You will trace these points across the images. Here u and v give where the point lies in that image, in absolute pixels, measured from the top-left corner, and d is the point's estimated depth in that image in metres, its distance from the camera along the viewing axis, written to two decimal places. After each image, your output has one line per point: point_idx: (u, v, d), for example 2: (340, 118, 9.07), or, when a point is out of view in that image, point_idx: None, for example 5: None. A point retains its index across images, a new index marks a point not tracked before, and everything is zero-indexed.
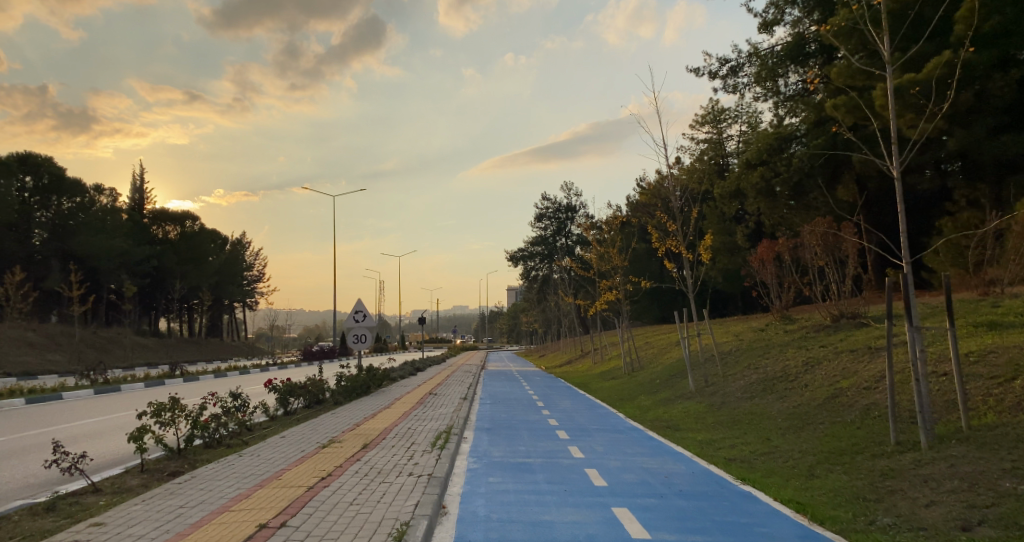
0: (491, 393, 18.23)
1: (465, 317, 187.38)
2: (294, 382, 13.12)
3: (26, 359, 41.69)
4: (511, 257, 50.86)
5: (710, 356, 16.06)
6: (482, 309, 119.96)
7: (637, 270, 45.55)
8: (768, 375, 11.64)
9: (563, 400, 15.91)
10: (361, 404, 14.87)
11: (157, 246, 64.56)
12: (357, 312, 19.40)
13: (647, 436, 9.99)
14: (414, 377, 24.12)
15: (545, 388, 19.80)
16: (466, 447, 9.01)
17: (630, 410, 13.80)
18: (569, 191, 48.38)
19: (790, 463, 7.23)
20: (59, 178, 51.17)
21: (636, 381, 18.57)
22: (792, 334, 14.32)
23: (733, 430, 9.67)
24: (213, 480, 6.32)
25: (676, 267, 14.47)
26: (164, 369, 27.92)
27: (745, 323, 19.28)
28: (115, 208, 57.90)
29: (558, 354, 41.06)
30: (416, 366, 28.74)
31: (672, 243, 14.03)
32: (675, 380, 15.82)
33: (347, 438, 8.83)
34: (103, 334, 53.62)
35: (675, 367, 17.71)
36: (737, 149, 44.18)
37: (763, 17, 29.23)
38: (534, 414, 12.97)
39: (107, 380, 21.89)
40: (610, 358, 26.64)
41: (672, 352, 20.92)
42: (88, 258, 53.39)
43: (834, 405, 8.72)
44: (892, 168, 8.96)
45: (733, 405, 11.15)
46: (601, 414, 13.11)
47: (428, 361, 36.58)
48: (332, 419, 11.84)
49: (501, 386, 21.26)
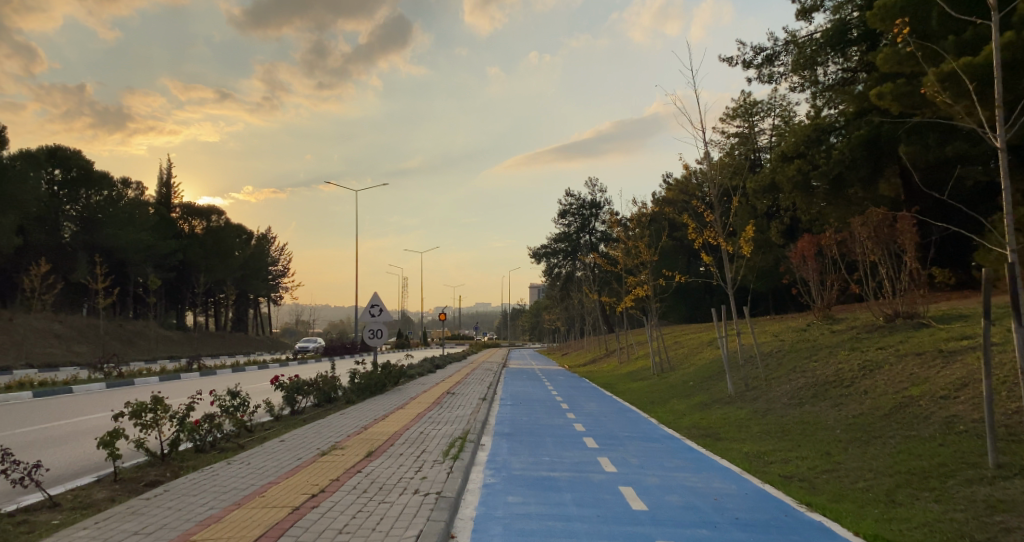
0: (512, 393, 17.31)
1: (488, 314, 186.61)
2: (301, 379, 12.27)
3: (51, 350, 41.84)
4: (534, 253, 49.93)
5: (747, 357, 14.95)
6: (504, 307, 119.17)
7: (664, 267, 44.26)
8: (818, 380, 10.51)
9: (589, 402, 14.92)
10: (374, 403, 14.06)
11: (183, 240, 64.80)
12: (373, 306, 18.60)
13: (685, 447, 8.95)
14: (433, 375, 23.28)
15: (568, 389, 18.83)
16: (482, 457, 8.06)
17: (661, 415, 12.76)
18: (593, 186, 47.24)
19: (861, 485, 6.16)
20: (87, 171, 51.43)
21: (666, 383, 17.48)
22: (841, 335, 13.17)
23: (783, 441, 8.62)
24: (187, 495, 5.44)
25: (714, 262, 13.35)
26: (180, 363, 27.43)
27: (784, 322, 18.09)
28: (142, 201, 58.19)
29: (582, 353, 40.01)
30: (435, 363, 27.92)
31: (711, 235, 12.90)
32: (709, 383, 14.75)
33: (351, 444, 7.93)
34: (128, 326, 53.85)
35: (709, 369, 16.61)
36: (770, 143, 42.78)
37: (802, 3, 27.78)
38: (559, 418, 11.98)
39: (120, 374, 21.40)
40: (637, 357, 25.55)
41: (704, 352, 19.78)
42: (115, 251, 53.66)
43: (905, 416, 7.60)
44: (993, 138, 7.56)
45: (780, 413, 10.07)
46: (632, 418, 12.09)
47: (449, 357, 35.75)
48: (342, 420, 11.01)
49: (522, 385, 20.33)
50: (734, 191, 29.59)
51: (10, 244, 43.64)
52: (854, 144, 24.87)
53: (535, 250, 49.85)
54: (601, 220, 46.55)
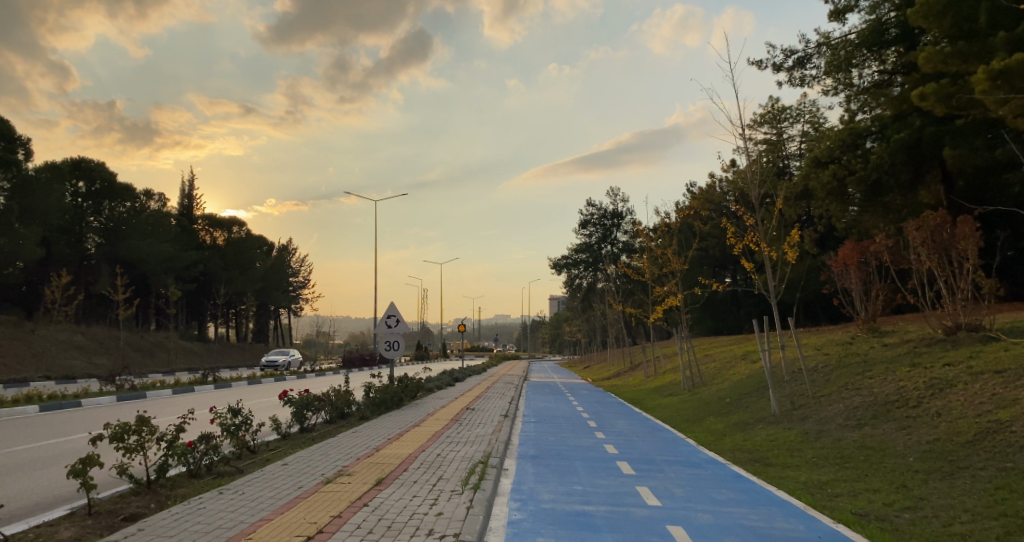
0: (535, 409, 16.45)
1: (507, 326, 185.64)
2: (311, 393, 11.50)
3: (72, 362, 41.74)
4: (554, 264, 49.06)
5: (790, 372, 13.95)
6: (524, 318, 118.34)
7: (688, 278, 43.04)
8: (877, 401, 9.53)
9: (619, 420, 14.01)
10: (388, 419, 13.27)
11: (205, 251, 64.90)
12: (389, 317, 17.85)
13: (733, 474, 8.03)
14: (452, 388, 22.51)
15: (594, 404, 17.92)
16: (506, 485, 7.19)
17: (700, 436, 11.77)
18: (615, 196, 46.31)
19: (954, 529, 5.22)
20: (110, 183, 51.55)
21: (699, 400, 16.45)
22: (896, 349, 12.16)
23: (846, 470, 7.64)
24: (164, 536, 4.66)
25: (756, 271, 12.36)
26: (196, 376, 26.90)
27: (825, 335, 17.02)
28: (164, 213, 58.35)
29: (604, 366, 38.99)
30: (455, 376, 27.07)
31: (754, 240, 11.95)
32: (748, 400, 13.80)
33: (360, 469, 7.13)
34: (149, 337, 53.81)
35: (746, 384, 15.64)
36: (799, 149, 41.68)
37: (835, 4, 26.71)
38: (588, 439, 11.08)
39: (132, 386, 20.88)
40: (665, 371, 24.55)
41: (740, 367, 18.70)
42: (137, 262, 53.75)
43: (993, 445, 6.62)
44: None
45: (835, 437, 9.11)
46: (666, 440, 11.15)
47: (469, 370, 34.93)
48: (352, 438, 10.21)
49: (545, 400, 19.45)
50: (765, 199, 28.50)
51: (33, 256, 43.75)
52: (891, 148, 23.69)
53: (556, 261, 48.91)
54: (623, 231, 45.45)
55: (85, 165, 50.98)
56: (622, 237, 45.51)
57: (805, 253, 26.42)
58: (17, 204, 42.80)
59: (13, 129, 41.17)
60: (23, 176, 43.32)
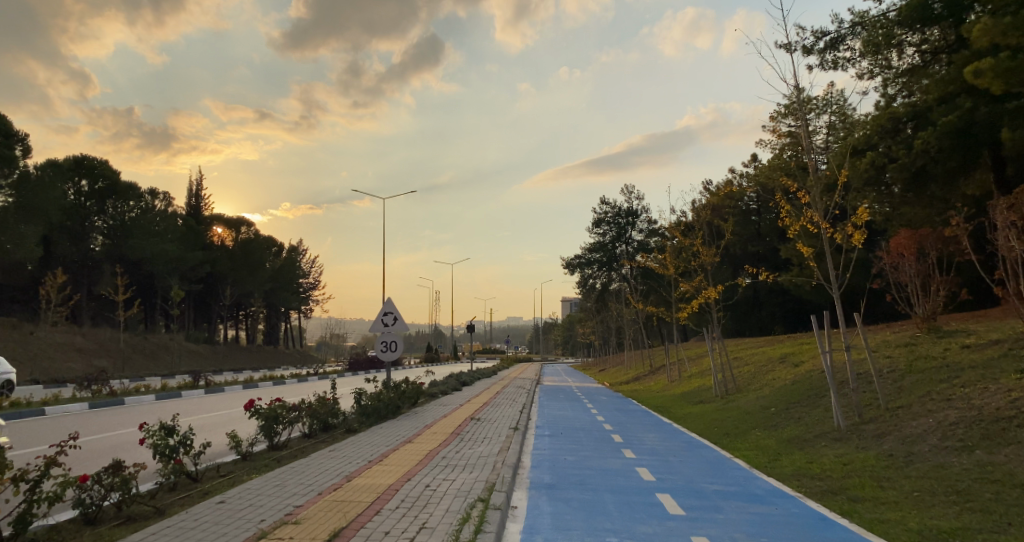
0: (550, 418, 14.63)
1: (519, 327, 183.74)
2: (283, 404, 9.65)
3: (71, 364, 40.17)
4: (567, 263, 47.11)
5: (848, 379, 11.99)
6: (537, 321, 116.80)
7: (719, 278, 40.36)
8: (985, 421, 7.58)
9: (650, 435, 12.11)
10: (378, 431, 11.43)
11: (212, 252, 63.54)
12: (386, 314, 16.03)
13: (811, 517, 6.13)
14: (458, 394, 20.75)
15: (616, 413, 16.06)
16: (517, 536, 5.33)
17: (749, 455, 9.88)
18: (630, 192, 44.42)
19: None
20: (113, 181, 50.06)
21: (736, 410, 14.51)
22: (983, 352, 10.21)
23: (978, 520, 5.65)
24: None
25: (815, 257, 10.31)
26: (186, 380, 25.27)
27: (877, 336, 15.09)
28: (170, 212, 56.98)
29: (621, 369, 37.01)
30: (462, 380, 25.28)
31: (818, 219, 10.01)
32: (800, 412, 11.86)
33: (319, 515, 5.29)
34: (153, 340, 52.27)
35: (792, 392, 13.70)
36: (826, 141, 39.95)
37: None
38: (614, 460, 9.21)
39: (109, 392, 19.18)
40: (689, 376, 22.62)
41: (780, 371, 16.74)
42: (140, 262, 52.28)
43: None
44: None
45: (936, 464, 7.17)
46: (711, 461, 9.22)
47: (480, 374, 33.07)
48: (329, 458, 8.37)
49: (561, 407, 17.61)
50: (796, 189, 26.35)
51: (31, 256, 42.32)
52: (935, 131, 21.66)
53: (569, 260, 47.01)
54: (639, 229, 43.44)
55: (88, 163, 49.69)
56: (638, 235, 43.58)
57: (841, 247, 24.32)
58: (15, 202, 41.30)
59: (9, 123, 39.61)
60: (21, 173, 41.77)
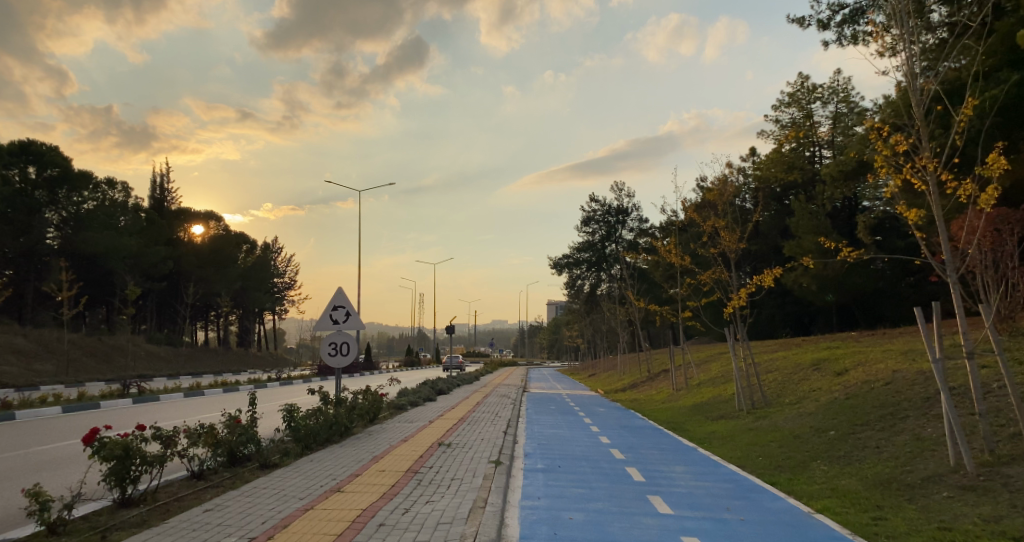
0: (542, 441, 11.56)
1: (502, 330, 180.45)
2: (151, 433, 6.38)
3: (7, 367, 36.23)
4: (552, 263, 44.45)
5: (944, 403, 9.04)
6: (521, 325, 114.70)
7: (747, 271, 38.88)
8: None
9: (677, 468, 9.12)
10: (305, 465, 8.29)
11: (177, 248, 59.53)
12: (336, 309, 12.88)
13: None
14: (432, 405, 17.72)
15: (623, 433, 13.03)
16: None
17: (839, 505, 6.88)
18: (619, 190, 41.88)
19: None
20: (64, 169, 45.94)
21: (776, 431, 11.56)
22: None
23: None
24: None
25: (921, 225, 7.34)
26: (114, 387, 21.82)
27: (949, 346, 12.49)
28: (129, 205, 52.82)
29: (612, 375, 34.24)
30: (437, 389, 22.18)
31: (920, 173, 7.13)
32: (881, 441, 8.92)
33: None
34: (107, 341, 48.27)
35: (852, 410, 10.76)
36: (831, 132, 38.50)
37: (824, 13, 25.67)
38: (644, 523, 6.16)
39: (7, 404, 15.92)
40: (696, 385, 19.83)
41: (820, 383, 13.84)
42: (96, 257, 48.52)
43: None
44: None
45: None
46: (788, 524, 6.21)
47: (461, 379, 29.88)
48: (185, 530, 5.11)
49: (554, 423, 14.61)
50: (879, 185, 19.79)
51: None
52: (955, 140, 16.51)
53: (555, 259, 44.28)
54: (629, 228, 41.33)
55: (35, 148, 44.82)
56: (628, 235, 41.27)
57: (870, 237, 26.65)
58: None
59: None
60: None
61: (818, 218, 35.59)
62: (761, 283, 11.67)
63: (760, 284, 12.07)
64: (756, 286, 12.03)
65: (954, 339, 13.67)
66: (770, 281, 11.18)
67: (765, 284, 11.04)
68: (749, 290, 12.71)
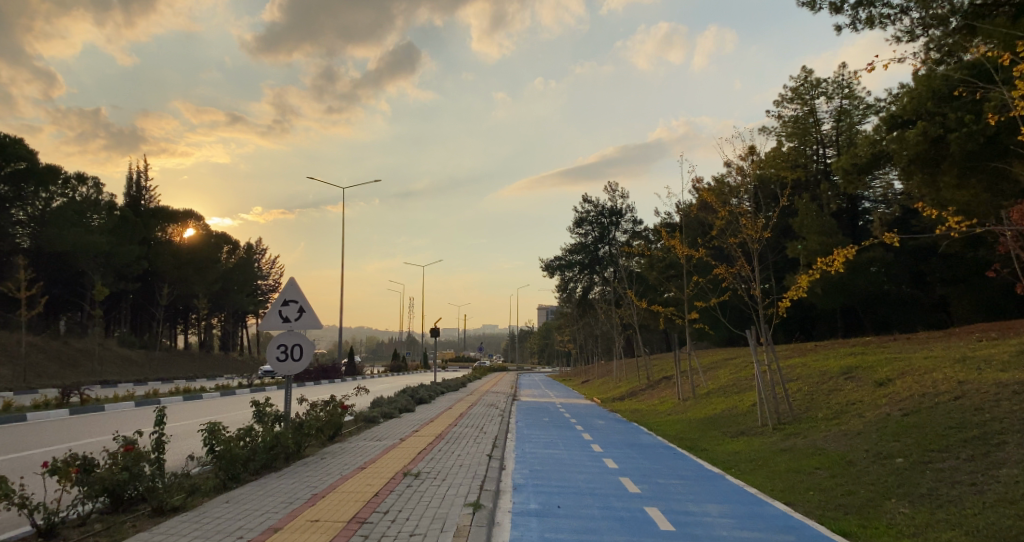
0: (534, 467, 9.39)
1: (493, 334, 178.57)
2: None
3: None
4: (544, 265, 42.49)
5: None
6: (512, 330, 112.94)
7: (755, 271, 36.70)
8: None
9: (712, 511, 6.99)
10: (213, 511, 6.04)
11: (153, 247, 56.80)
12: (288, 304, 10.72)
13: None
14: (410, 417, 15.60)
15: (633, 455, 10.87)
16: None
17: None
18: (614, 190, 40.09)
19: None
20: (31, 162, 43.15)
21: (820, 454, 9.48)
22: None
23: None
24: None
25: None
26: (54, 395, 19.45)
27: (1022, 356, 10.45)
28: (100, 202, 50.02)
29: (607, 382, 32.26)
30: (417, 397, 20.04)
31: None
32: (981, 476, 6.85)
33: None
34: (74, 344, 45.62)
35: (920, 431, 8.68)
36: (836, 128, 36.69)
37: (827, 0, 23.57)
38: None
39: None
40: (703, 395, 17.84)
41: (859, 395, 11.80)
42: (63, 256, 45.90)
43: None
44: None
45: None
46: None
47: (445, 386, 27.76)
48: None
49: (550, 440, 12.49)
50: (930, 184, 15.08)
51: None
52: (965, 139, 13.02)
53: (547, 261, 42.34)
54: (624, 230, 39.48)
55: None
56: (622, 237, 39.44)
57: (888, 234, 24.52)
58: None
59: None
60: None
61: (824, 218, 33.71)
62: (825, 269, 9.53)
63: (817, 272, 9.95)
64: (818, 274, 9.87)
65: (1014, 345, 11.70)
66: (839, 266, 9.08)
67: (836, 270, 8.93)
68: (803, 288, 10.61)
